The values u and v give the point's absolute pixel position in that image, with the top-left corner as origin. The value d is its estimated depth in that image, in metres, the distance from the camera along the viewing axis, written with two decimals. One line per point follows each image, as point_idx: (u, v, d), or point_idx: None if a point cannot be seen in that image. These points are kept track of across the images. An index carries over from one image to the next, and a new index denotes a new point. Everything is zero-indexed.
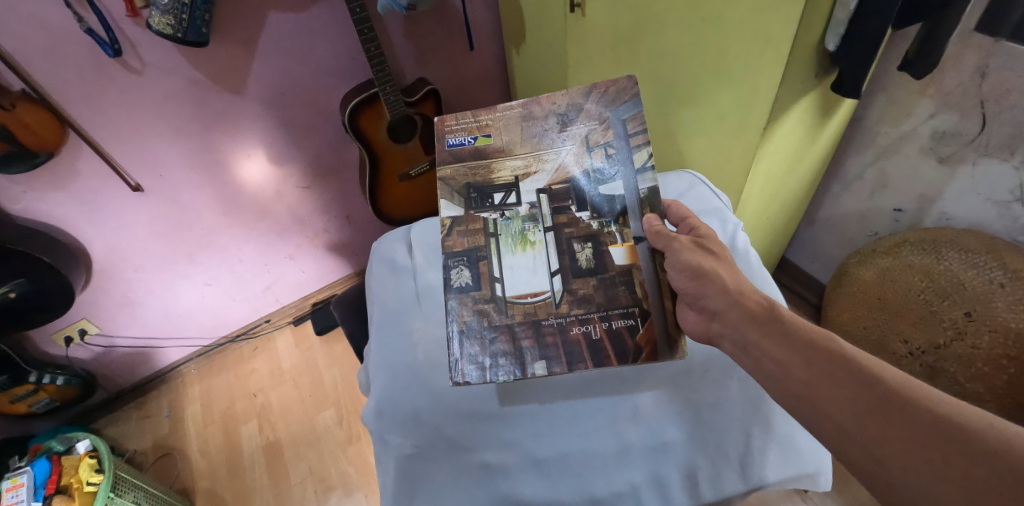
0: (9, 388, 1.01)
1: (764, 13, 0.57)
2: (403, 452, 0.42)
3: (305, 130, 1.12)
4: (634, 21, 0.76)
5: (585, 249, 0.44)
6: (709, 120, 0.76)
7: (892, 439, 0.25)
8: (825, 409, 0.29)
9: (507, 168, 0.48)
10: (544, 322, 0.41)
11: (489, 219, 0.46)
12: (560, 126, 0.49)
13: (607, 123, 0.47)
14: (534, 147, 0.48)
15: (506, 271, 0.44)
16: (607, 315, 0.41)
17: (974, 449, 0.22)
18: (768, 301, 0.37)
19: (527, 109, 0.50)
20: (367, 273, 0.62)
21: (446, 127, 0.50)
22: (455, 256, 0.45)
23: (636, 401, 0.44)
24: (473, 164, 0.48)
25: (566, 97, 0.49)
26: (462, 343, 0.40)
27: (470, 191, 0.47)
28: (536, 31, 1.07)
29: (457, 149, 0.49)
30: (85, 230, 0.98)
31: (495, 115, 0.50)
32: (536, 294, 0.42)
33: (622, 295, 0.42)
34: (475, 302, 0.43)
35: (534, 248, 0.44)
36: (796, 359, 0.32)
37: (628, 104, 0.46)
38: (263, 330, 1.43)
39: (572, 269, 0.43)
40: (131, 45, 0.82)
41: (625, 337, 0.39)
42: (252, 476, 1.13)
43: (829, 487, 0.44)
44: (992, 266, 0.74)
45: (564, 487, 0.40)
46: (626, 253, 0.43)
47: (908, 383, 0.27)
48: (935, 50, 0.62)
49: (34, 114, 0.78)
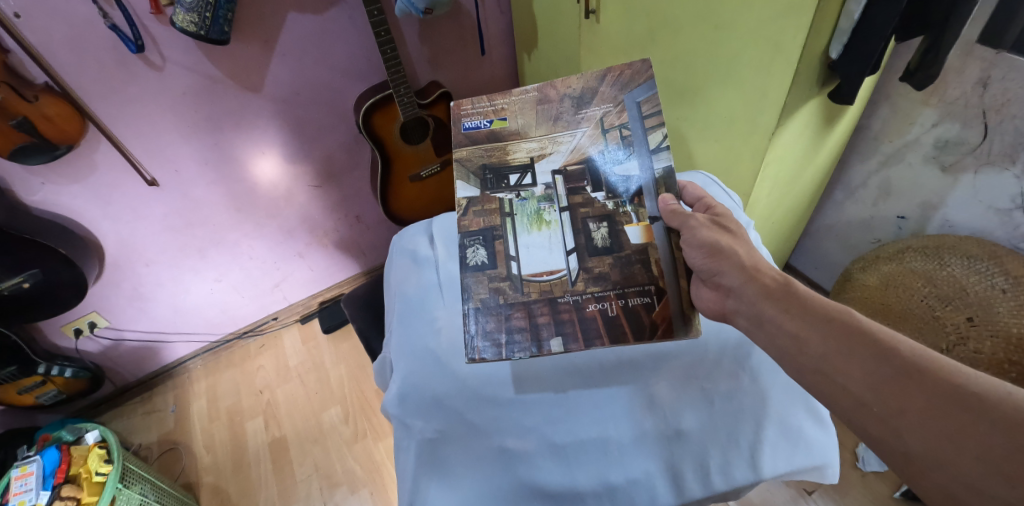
0: (18, 379, 1.01)
1: (775, 20, 0.60)
2: (425, 437, 0.43)
3: (319, 130, 1.14)
4: (647, 27, 0.79)
5: (600, 229, 0.45)
6: (717, 122, 0.79)
7: (907, 410, 0.26)
8: (842, 383, 0.30)
9: (523, 149, 0.49)
10: (560, 300, 0.42)
11: (504, 199, 0.48)
12: (575, 109, 0.50)
13: (621, 106, 0.48)
14: (549, 129, 0.50)
15: (522, 251, 0.45)
16: (624, 293, 0.42)
17: (993, 418, 0.23)
18: (782, 277, 0.39)
19: (541, 94, 0.51)
20: (389, 265, 0.64)
21: (462, 111, 0.52)
22: (470, 235, 0.46)
23: (651, 389, 0.45)
24: (489, 145, 0.50)
25: (581, 81, 0.51)
26: (478, 320, 0.42)
27: (486, 173, 0.49)
28: (550, 36, 1.09)
29: (473, 132, 0.51)
30: (100, 223, 0.99)
31: (511, 99, 0.53)
32: (552, 272, 0.43)
33: (639, 273, 0.43)
34: (491, 280, 0.44)
35: (549, 228, 0.45)
36: (813, 333, 0.33)
37: (642, 88, 0.47)
38: (270, 328, 1.43)
39: (589, 248, 0.44)
40: (153, 42, 0.84)
41: (641, 314, 0.41)
42: (258, 471, 1.13)
43: (835, 481, 0.45)
44: (994, 273, 0.76)
45: (581, 474, 0.40)
46: (643, 232, 0.44)
47: (926, 356, 0.28)
48: (936, 62, 0.65)
49: (56, 106, 0.79)
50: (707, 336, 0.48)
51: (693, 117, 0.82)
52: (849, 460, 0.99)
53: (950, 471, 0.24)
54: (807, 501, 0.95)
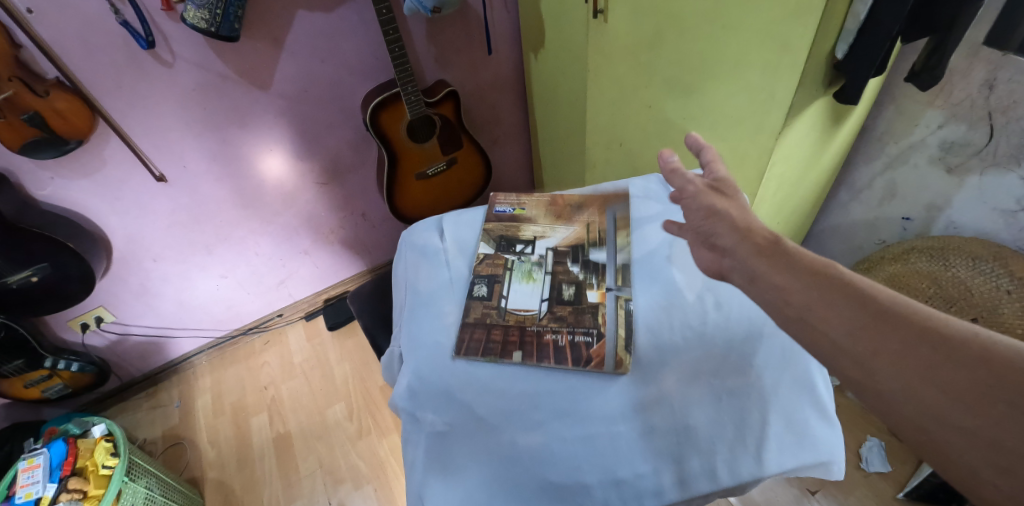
0: (25, 372, 1.02)
1: (781, 21, 0.61)
2: (435, 430, 0.42)
3: (326, 127, 1.15)
4: (655, 27, 0.79)
5: (570, 288, 0.54)
6: (723, 123, 0.79)
7: (883, 350, 0.25)
8: (820, 328, 0.28)
9: (530, 230, 0.62)
10: (527, 328, 0.50)
11: (508, 259, 0.58)
12: (575, 212, 0.64)
13: (604, 217, 0.63)
14: (551, 221, 0.63)
15: (511, 292, 0.54)
16: (573, 331, 0.49)
17: (961, 354, 0.23)
18: (774, 236, 0.35)
19: (553, 197, 0.68)
20: (399, 260, 0.65)
21: (497, 198, 0.68)
22: (478, 276, 0.57)
23: (661, 384, 0.44)
24: (508, 223, 0.64)
25: (580, 194, 0.68)
26: (462, 330, 0.51)
27: (501, 241, 0.61)
28: (557, 36, 1.10)
29: (500, 214, 0.66)
30: (108, 218, 1.00)
31: (531, 198, 0.69)
32: (525, 310, 0.52)
33: (586, 319, 0.50)
34: (484, 307, 0.53)
35: (534, 282, 0.55)
36: (794, 281, 0.31)
37: (620, 208, 0.63)
38: (274, 325, 1.44)
39: (557, 299, 0.53)
40: (163, 39, 0.85)
41: (581, 349, 0.47)
42: (263, 467, 1.13)
43: (840, 477, 0.44)
44: (998, 273, 0.77)
45: (589, 468, 0.39)
46: (598, 295, 0.52)
47: (894, 297, 0.27)
48: (940, 64, 0.65)
49: (67, 102, 0.80)
50: (714, 331, 0.47)
51: (699, 116, 0.83)
52: (853, 461, 0.99)
53: (919, 407, 0.23)
54: (810, 501, 0.95)
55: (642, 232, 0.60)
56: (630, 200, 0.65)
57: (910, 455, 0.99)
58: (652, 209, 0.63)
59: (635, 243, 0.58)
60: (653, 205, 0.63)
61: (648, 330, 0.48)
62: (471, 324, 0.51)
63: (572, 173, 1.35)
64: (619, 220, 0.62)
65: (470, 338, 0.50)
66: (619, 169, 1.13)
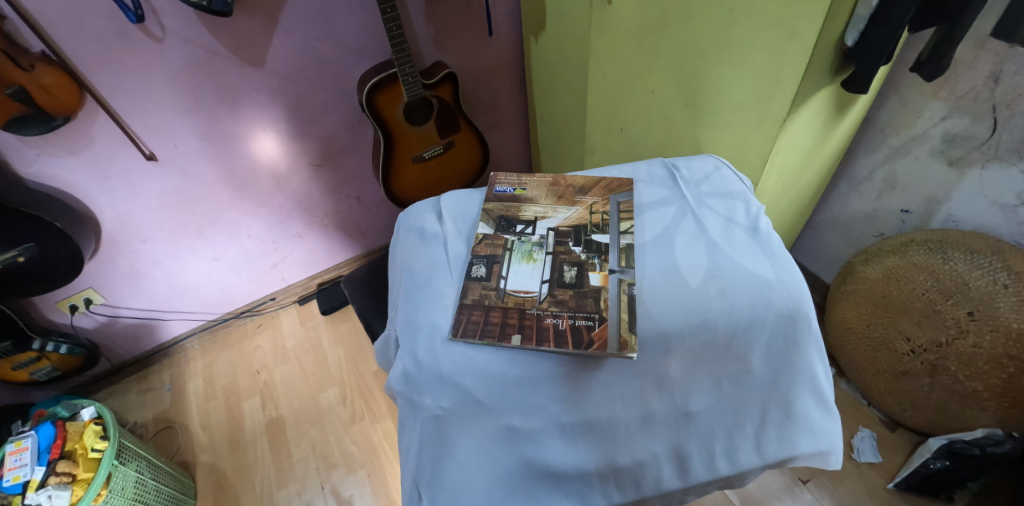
0: (12, 354, 1.00)
1: (787, 7, 0.58)
2: (433, 415, 0.40)
3: (321, 108, 1.12)
4: (660, 9, 0.77)
5: (571, 270, 0.52)
6: (729, 110, 0.77)
7: None
8: None
9: (531, 210, 0.61)
10: (527, 311, 0.48)
11: (508, 239, 0.57)
12: (574, 194, 0.63)
13: (607, 201, 0.61)
14: (552, 202, 0.63)
15: (510, 273, 0.53)
16: (573, 315, 0.46)
17: None
18: None
19: (553, 180, 0.67)
20: (397, 242, 0.64)
21: (497, 180, 0.68)
22: (476, 257, 0.55)
23: (662, 370, 0.42)
24: (508, 203, 0.63)
25: (582, 178, 0.67)
26: (461, 312, 0.48)
27: (500, 220, 0.60)
28: (558, 19, 1.07)
29: (500, 194, 0.65)
30: (97, 198, 0.98)
31: (532, 179, 0.68)
32: (525, 291, 0.50)
33: (589, 304, 0.47)
34: (483, 288, 0.51)
35: (534, 262, 0.54)
36: None
37: (624, 193, 0.62)
38: (268, 308, 1.44)
39: (558, 282, 0.51)
40: (153, 12, 0.81)
41: (583, 332, 0.43)
42: (254, 450, 1.13)
43: (836, 465, 0.45)
44: (996, 268, 0.75)
45: (587, 451, 0.40)
46: (601, 277, 0.50)
47: None
48: (948, 52, 0.64)
49: (54, 77, 0.77)
50: (714, 311, 0.43)
51: (703, 103, 0.81)
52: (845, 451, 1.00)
53: None
54: (801, 490, 0.96)
55: (644, 218, 0.58)
56: (634, 185, 0.63)
57: (902, 446, 1.01)
58: (656, 194, 0.62)
59: (638, 227, 0.56)
60: (658, 190, 0.62)
61: (650, 313, 0.44)
62: (469, 305, 0.49)
63: (571, 161, 1.34)
64: (621, 206, 0.60)
65: (468, 319, 0.47)
66: (618, 156, 1.12)
